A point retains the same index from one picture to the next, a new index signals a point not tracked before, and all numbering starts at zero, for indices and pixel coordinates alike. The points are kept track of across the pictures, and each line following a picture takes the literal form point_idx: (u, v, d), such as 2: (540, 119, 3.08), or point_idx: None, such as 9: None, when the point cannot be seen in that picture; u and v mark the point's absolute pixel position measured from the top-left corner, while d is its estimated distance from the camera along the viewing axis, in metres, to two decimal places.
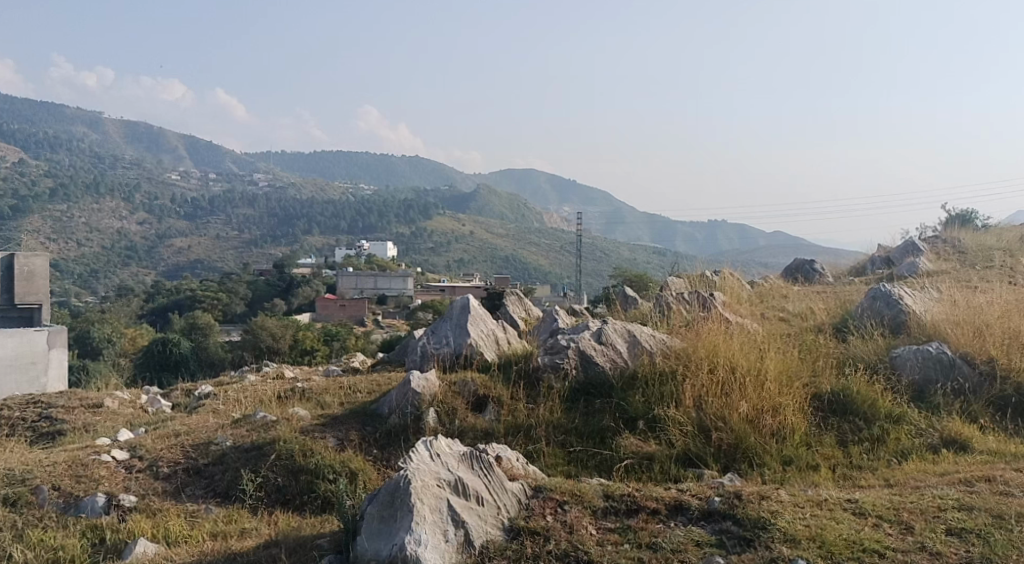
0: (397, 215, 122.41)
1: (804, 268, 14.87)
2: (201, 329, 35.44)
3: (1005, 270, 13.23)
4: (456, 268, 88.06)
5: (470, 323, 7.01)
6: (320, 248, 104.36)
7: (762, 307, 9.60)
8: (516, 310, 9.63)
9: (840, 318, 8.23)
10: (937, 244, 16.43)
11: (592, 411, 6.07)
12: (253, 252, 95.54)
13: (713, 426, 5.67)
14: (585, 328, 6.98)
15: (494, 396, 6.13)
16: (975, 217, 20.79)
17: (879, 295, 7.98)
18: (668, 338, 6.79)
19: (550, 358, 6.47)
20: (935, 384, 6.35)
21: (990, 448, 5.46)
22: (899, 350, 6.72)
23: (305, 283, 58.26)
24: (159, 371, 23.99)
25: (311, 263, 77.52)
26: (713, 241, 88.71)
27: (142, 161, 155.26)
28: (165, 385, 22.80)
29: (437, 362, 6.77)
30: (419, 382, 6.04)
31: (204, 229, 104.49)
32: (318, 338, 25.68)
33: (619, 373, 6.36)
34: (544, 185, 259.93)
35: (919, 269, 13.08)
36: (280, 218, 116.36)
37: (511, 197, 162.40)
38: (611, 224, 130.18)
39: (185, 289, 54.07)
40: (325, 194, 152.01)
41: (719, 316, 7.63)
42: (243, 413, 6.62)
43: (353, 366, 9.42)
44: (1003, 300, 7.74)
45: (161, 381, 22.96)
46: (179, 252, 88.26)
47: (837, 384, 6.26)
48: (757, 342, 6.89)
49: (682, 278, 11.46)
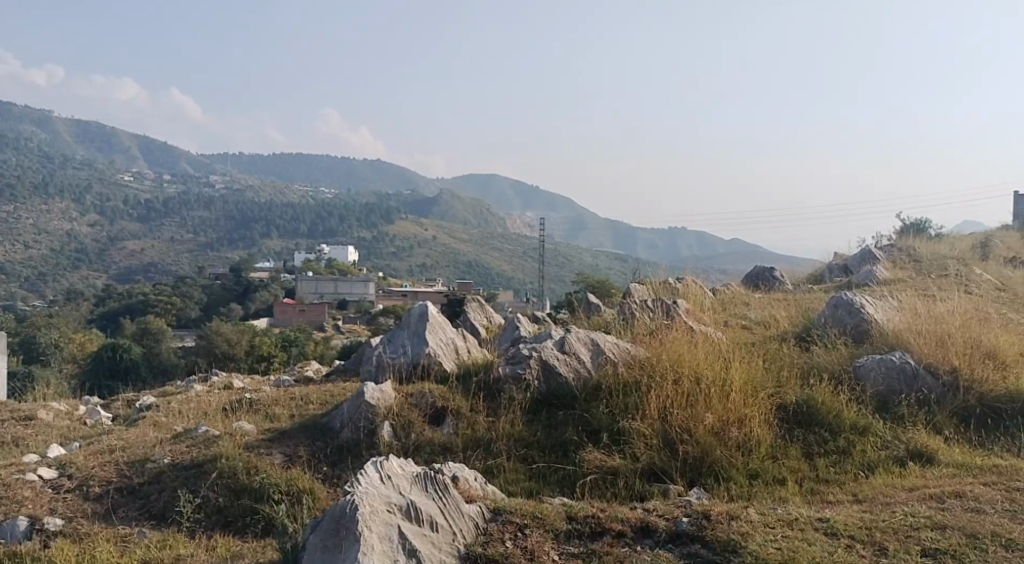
0: (357, 220, 121.41)
1: (763, 275, 14.90)
2: (153, 334, 34.64)
3: (961, 279, 13.35)
4: (417, 272, 87.51)
5: (428, 331, 6.76)
6: (278, 251, 103.01)
7: (725, 315, 9.52)
8: (477, 317, 9.43)
9: (802, 326, 8.15)
10: (893, 252, 16.60)
11: (554, 424, 5.89)
12: (209, 255, 93.99)
13: (678, 439, 5.52)
14: (547, 337, 6.79)
15: (452, 408, 5.90)
16: (929, 226, 21.09)
17: (841, 303, 7.92)
18: (632, 347, 6.63)
19: (512, 369, 6.26)
20: (898, 394, 6.27)
21: (957, 461, 5.38)
22: (863, 360, 6.64)
23: (262, 288, 57.39)
24: (109, 378, 23.27)
25: (269, 267, 76.49)
26: (673, 248, 89.37)
27: (95, 163, 151.97)
28: (114, 391, 22.18)
29: (393, 371, 6.52)
30: (373, 394, 5.82)
31: (159, 231, 102.54)
32: (273, 343, 25.18)
33: (582, 384, 6.19)
34: (506, 191, 260.01)
35: (876, 277, 13.16)
36: (237, 220, 114.68)
37: (474, 202, 161.97)
38: (573, 230, 130.55)
39: (138, 293, 52.87)
40: (284, 197, 150.30)
41: (682, 324, 7.51)
42: (184, 429, 6.41)
43: (306, 376, 9.19)
44: (964, 310, 7.72)
45: (110, 388, 22.33)
46: (132, 255, 86.45)
47: (801, 395, 6.15)
48: (721, 351, 6.76)
49: (645, 285, 11.36)
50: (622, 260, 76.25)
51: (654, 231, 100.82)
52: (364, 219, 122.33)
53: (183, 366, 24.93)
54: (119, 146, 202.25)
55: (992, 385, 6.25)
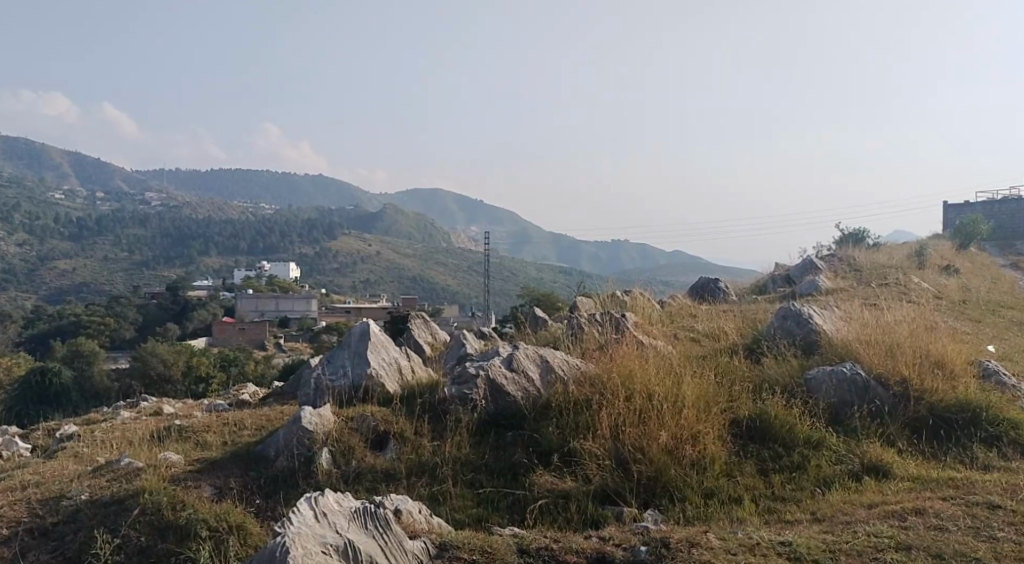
0: (299, 236, 119.60)
1: (708, 286, 14.87)
2: (84, 357, 33.39)
3: (900, 288, 13.53)
4: (360, 288, 86.49)
5: (369, 350, 6.44)
6: (217, 268, 100.82)
7: (673, 328, 9.39)
8: (421, 334, 9.13)
9: (752, 337, 8.05)
10: (834, 262, 16.77)
11: (502, 445, 5.64)
12: (145, 274, 91.40)
13: (631, 458, 5.32)
14: (494, 355, 6.53)
15: (395, 432, 5.60)
16: (866, 236, 21.48)
17: (789, 314, 7.85)
18: (582, 363, 6.42)
19: (457, 389, 5.99)
20: (851, 406, 6.18)
21: (913, 474, 5.28)
22: (813, 372, 6.54)
23: (201, 306, 55.91)
24: (37, 403, 22.15)
25: (208, 285, 74.77)
26: (617, 260, 90.07)
27: (23, 180, 146.97)
28: (44, 417, 21.19)
29: (330, 393, 6.17)
30: (311, 418, 5.49)
31: (92, 250, 99.50)
32: (213, 363, 24.37)
33: (531, 403, 5.96)
34: (450, 206, 259.62)
35: (819, 287, 13.21)
36: (174, 237, 111.98)
37: (418, 217, 161.13)
38: (518, 244, 130.76)
39: (69, 314, 51.04)
40: (223, 214, 147.40)
41: (631, 338, 7.34)
42: (106, 460, 6.01)
43: (241, 400, 8.78)
44: (910, 319, 7.71)
45: (40, 413, 21.33)
46: (64, 274, 83.66)
47: (753, 409, 6.02)
48: (672, 366, 6.60)
49: (592, 298, 11.21)
50: (567, 273, 76.47)
51: (597, 244, 101.52)
52: (306, 234, 120.56)
53: (118, 390, 23.96)
54: (49, 162, 196.13)
55: (942, 395, 6.20)
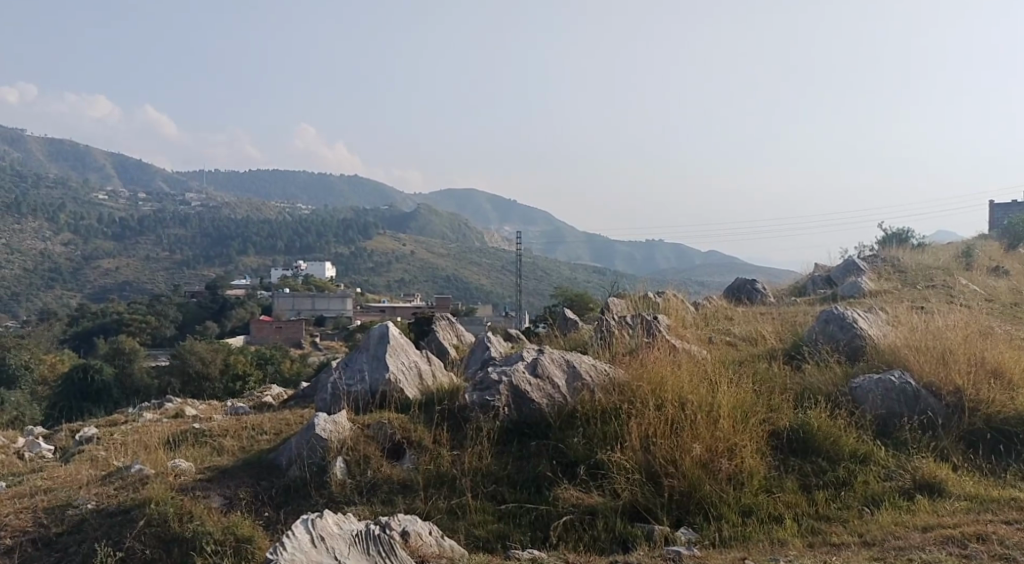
0: (335, 236, 120.43)
1: (745, 288, 14.43)
2: (125, 354, 33.74)
3: (948, 290, 12.98)
4: (395, 288, 86.77)
5: (388, 355, 6.16)
6: (255, 268, 101.84)
7: (708, 331, 9.02)
8: (446, 337, 8.87)
9: (791, 342, 7.64)
10: (877, 263, 16.21)
11: (526, 456, 5.34)
12: (185, 273, 92.62)
13: (662, 471, 5.01)
14: (518, 359, 6.23)
15: (413, 441, 5.33)
16: (911, 236, 20.81)
17: (832, 318, 7.42)
18: (611, 368, 6.11)
19: (479, 396, 5.69)
20: (900, 417, 5.79)
21: (971, 493, 4.89)
22: (858, 380, 6.14)
23: (239, 305, 56.40)
24: (79, 400, 22.30)
25: (246, 285, 75.45)
26: (652, 260, 89.32)
27: (68, 181, 149.96)
28: (85, 413, 21.32)
29: (347, 401, 5.90)
30: (325, 426, 5.23)
31: (133, 249, 101.08)
32: (249, 361, 24.38)
33: (555, 411, 5.66)
34: (485, 205, 260.00)
35: (862, 289, 12.71)
36: (214, 238, 113.33)
37: (453, 217, 161.50)
38: (552, 245, 130.35)
39: (111, 312, 51.76)
40: (261, 214, 148.97)
41: (664, 343, 7.00)
42: (119, 466, 5.79)
43: (262, 402, 8.59)
44: (963, 324, 7.25)
45: (81, 410, 21.46)
46: (107, 273, 85.09)
47: (794, 420, 5.67)
48: (707, 373, 6.25)
49: (625, 299, 10.86)
50: (601, 273, 75.92)
51: (633, 244, 100.79)
52: (342, 234, 121.36)
53: (157, 387, 24.05)
54: (93, 162, 199.89)
55: (1000, 406, 5.78)
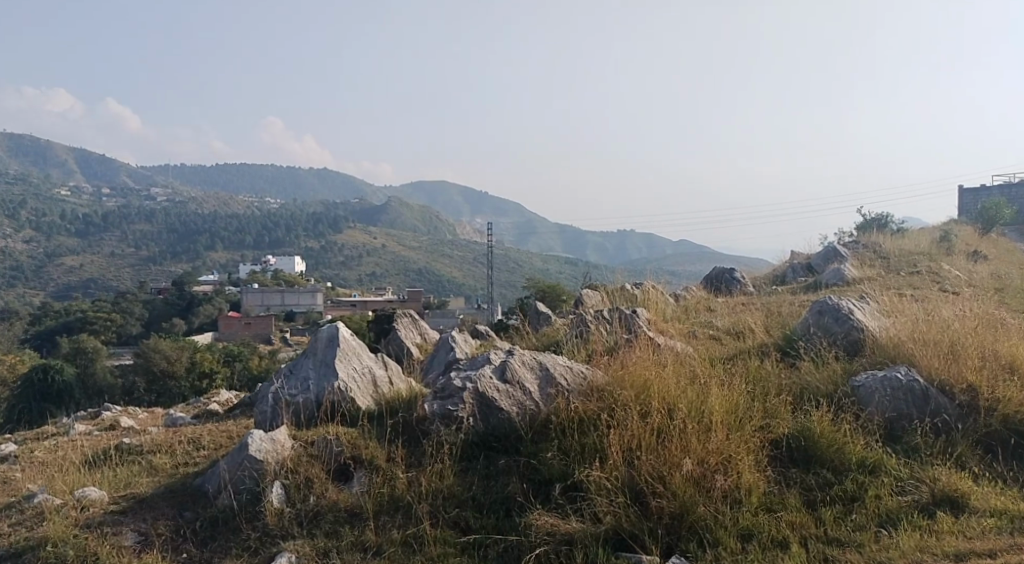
0: (304, 231, 118.79)
1: (723, 277, 13.85)
2: (86, 353, 32.55)
3: (933, 277, 12.51)
4: (367, 281, 85.69)
5: (337, 359, 5.42)
6: (223, 263, 100.09)
7: (690, 325, 8.40)
8: (408, 335, 8.20)
9: (781, 335, 7.04)
10: (857, 250, 15.72)
11: (494, 474, 4.69)
12: (152, 270, 90.71)
13: (648, 490, 4.41)
14: (485, 360, 5.54)
15: (362, 460, 4.65)
16: (889, 222, 20.40)
17: (826, 309, 6.81)
18: (588, 371, 5.46)
19: (440, 406, 5.00)
20: (909, 421, 5.21)
21: (998, 508, 4.34)
22: (860, 378, 5.56)
23: (206, 301, 55.11)
24: (41, 401, 21.11)
25: (214, 280, 73.94)
26: (624, 251, 89.09)
27: (30, 177, 146.40)
28: (44, 415, 20.26)
29: (288, 414, 5.16)
30: (260, 445, 4.53)
31: (98, 246, 98.83)
32: (217, 359, 23.45)
33: (527, 421, 5.00)
34: (456, 198, 258.92)
35: (845, 277, 12.17)
36: (181, 233, 111.25)
37: (425, 210, 160.29)
38: (525, 236, 129.86)
39: (73, 310, 50.28)
40: (230, 209, 146.73)
41: (645, 340, 6.37)
42: (25, 493, 5.05)
43: (208, 410, 7.88)
44: (968, 315, 6.70)
45: (40, 411, 20.40)
46: (71, 270, 83.02)
47: (794, 426, 5.08)
48: (695, 373, 5.64)
49: (600, 292, 10.23)
50: (574, 264, 75.44)
51: (605, 234, 100.47)
52: (311, 228, 119.75)
53: (121, 388, 23.01)
54: (56, 157, 195.42)
55: (1019, 405, 5.22)
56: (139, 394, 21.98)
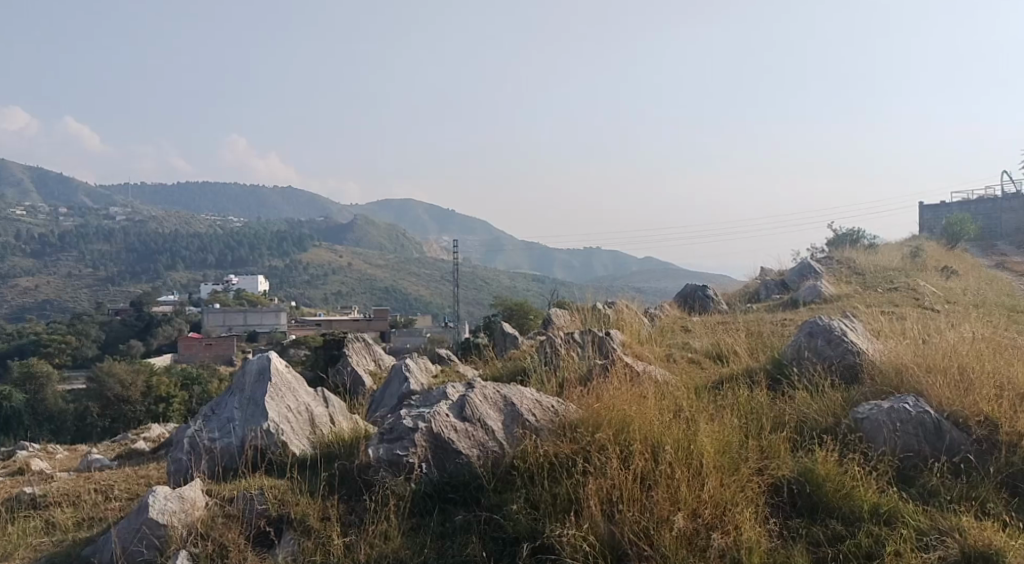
0: (268, 250, 116.94)
1: (694, 294, 13.23)
2: (36, 376, 31.11)
3: (913, 294, 12.00)
4: (331, 299, 84.29)
5: (266, 395, 4.66)
6: (184, 283, 97.94)
7: (667, 348, 7.76)
8: (360, 362, 7.44)
9: (768, 359, 6.37)
10: (831, 266, 15.22)
11: (450, 534, 3.98)
12: (110, 291, 88.32)
13: (633, 552, 3.76)
14: (439, 394, 4.81)
15: (290, 517, 3.92)
16: (861, 237, 20.01)
17: (816, 331, 6.17)
18: (560, 405, 4.76)
19: (386, 449, 4.26)
20: (921, 460, 4.58)
21: None
22: (862, 409, 4.93)
23: (166, 322, 53.52)
24: None
25: (175, 301, 72.02)
26: (589, 268, 88.76)
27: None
28: None
29: (203, 463, 4.38)
30: (166, 506, 3.82)
31: (55, 266, 96.16)
32: (174, 382, 22.33)
33: (489, 465, 4.28)
34: (422, 215, 257.75)
35: (822, 293, 11.61)
36: (141, 252, 108.75)
37: (391, 228, 159.04)
38: (491, 252, 129.14)
39: (27, 332, 48.44)
40: (193, 228, 144.29)
41: (620, 367, 5.71)
42: None
43: (132, 449, 7.13)
44: (973, 337, 6.08)
45: None
46: (26, 291, 80.52)
47: (796, 467, 4.43)
48: (680, 405, 4.97)
49: (569, 314, 9.56)
50: (540, 282, 74.80)
51: (571, 252, 100.10)
52: (275, 247, 117.88)
53: (76, 412, 21.67)
54: (11, 176, 190.65)
55: None
56: (91, 420, 20.81)
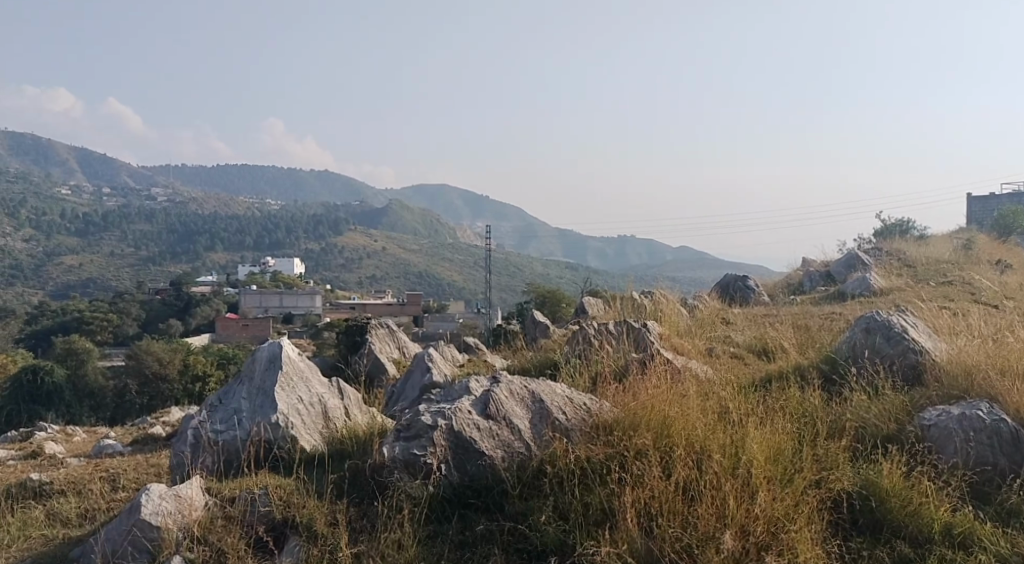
0: (305, 233, 117.63)
1: (734, 285, 12.70)
2: (76, 353, 31.34)
3: (968, 289, 11.38)
4: (367, 283, 84.50)
5: (276, 387, 4.33)
6: (224, 264, 98.84)
7: (709, 341, 7.29)
8: (383, 349, 7.09)
9: (820, 357, 5.89)
10: (880, 258, 14.58)
11: (469, 544, 3.61)
12: (151, 270, 89.40)
13: None
14: (462, 388, 4.42)
15: (295, 521, 3.57)
16: (911, 228, 19.27)
17: (874, 327, 5.66)
18: (594, 403, 4.36)
19: (404, 448, 3.89)
20: (998, 475, 4.10)
21: None
22: (930, 415, 4.45)
23: (204, 302, 53.88)
24: (28, 404, 19.74)
25: (214, 281, 72.62)
26: (625, 257, 88.01)
27: (28, 174, 144.54)
28: (30, 422, 18.98)
29: (205, 459, 4.05)
30: (160, 505, 3.49)
31: (98, 246, 97.55)
32: (210, 361, 22.24)
33: (515, 469, 3.90)
34: (458, 202, 258.03)
35: (872, 286, 11.02)
36: (181, 233, 109.97)
37: (427, 213, 159.17)
38: (526, 238, 128.76)
39: (70, 309, 49.00)
40: (232, 210, 145.66)
41: (659, 362, 5.28)
42: None
43: (148, 435, 6.83)
44: None
45: (26, 417, 19.11)
46: (70, 269, 81.75)
47: (857, 480, 3.99)
48: (726, 407, 4.54)
49: (603, 305, 9.11)
50: (575, 270, 74.28)
51: (607, 240, 99.34)
52: (312, 230, 118.53)
53: (113, 389, 21.66)
54: (57, 155, 193.69)
55: None
56: (129, 397, 20.77)
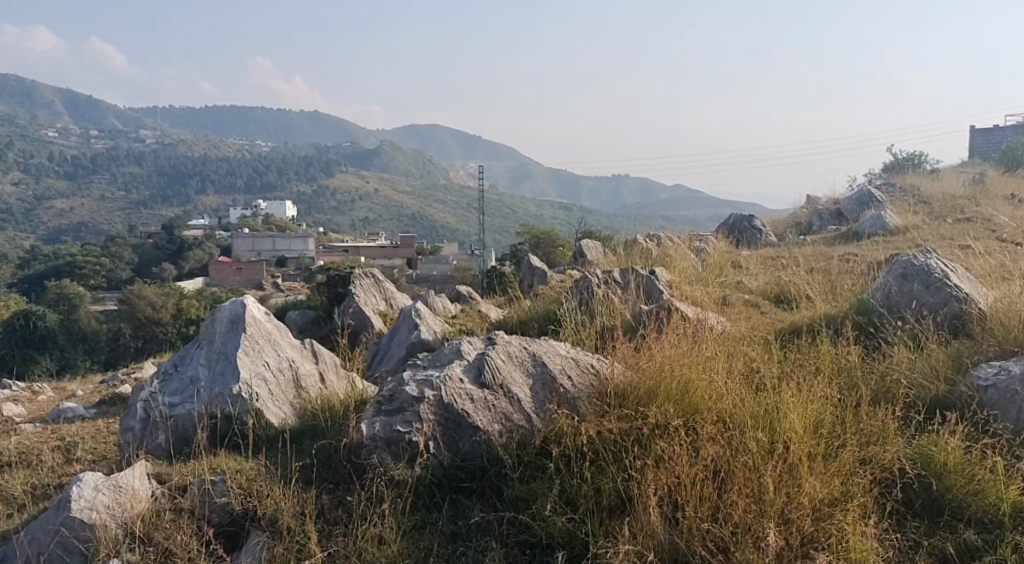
0: (296, 176, 116.10)
1: (741, 225, 12.07)
2: (65, 297, 30.70)
3: (987, 226, 10.78)
4: (360, 225, 83.67)
5: (238, 352, 3.78)
6: (215, 207, 97.61)
7: (721, 288, 6.71)
8: (368, 302, 6.50)
9: (847, 306, 5.31)
10: (893, 194, 13.92)
11: (462, 534, 3.09)
12: (142, 214, 88.19)
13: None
14: (452, 350, 3.85)
15: (254, 514, 3.04)
16: (921, 161, 18.57)
17: (910, 272, 5.10)
18: (604, 365, 3.80)
19: (386, 423, 3.33)
20: None
21: None
22: (991, 373, 3.87)
23: (196, 246, 53.02)
24: (22, 348, 19.20)
25: (206, 224, 71.59)
26: (620, 196, 87.06)
27: (15, 116, 142.21)
28: (23, 369, 18.47)
29: (159, 437, 3.51)
30: (94, 499, 2.97)
31: (87, 189, 96.05)
32: (203, 305, 21.62)
33: (513, 445, 3.35)
34: (452, 143, 255.07)
35: (888, 225, 10.42)
36: (171, 176, 108.27)
37: (419, 154, 157.16)
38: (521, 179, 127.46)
39: (62, 253, 48.24)
40: (223, 152, 143.58)
41: (673, 316, 4.72)
42: None
43: (114, 394, 6.27)
44: None
45: (19, 363, 18.60)
46: (60, 213, 80.53)
47: (911, 453, 3.44)
48: (753, 370, 4.00)
49: (603, 250, 8.45)
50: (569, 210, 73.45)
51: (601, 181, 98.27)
52: (303, 173, 117.01)
53: (107, 332, 21.08)
54: (41, 96, 190.01)
55: None
56: (122, 340, 20.23)
